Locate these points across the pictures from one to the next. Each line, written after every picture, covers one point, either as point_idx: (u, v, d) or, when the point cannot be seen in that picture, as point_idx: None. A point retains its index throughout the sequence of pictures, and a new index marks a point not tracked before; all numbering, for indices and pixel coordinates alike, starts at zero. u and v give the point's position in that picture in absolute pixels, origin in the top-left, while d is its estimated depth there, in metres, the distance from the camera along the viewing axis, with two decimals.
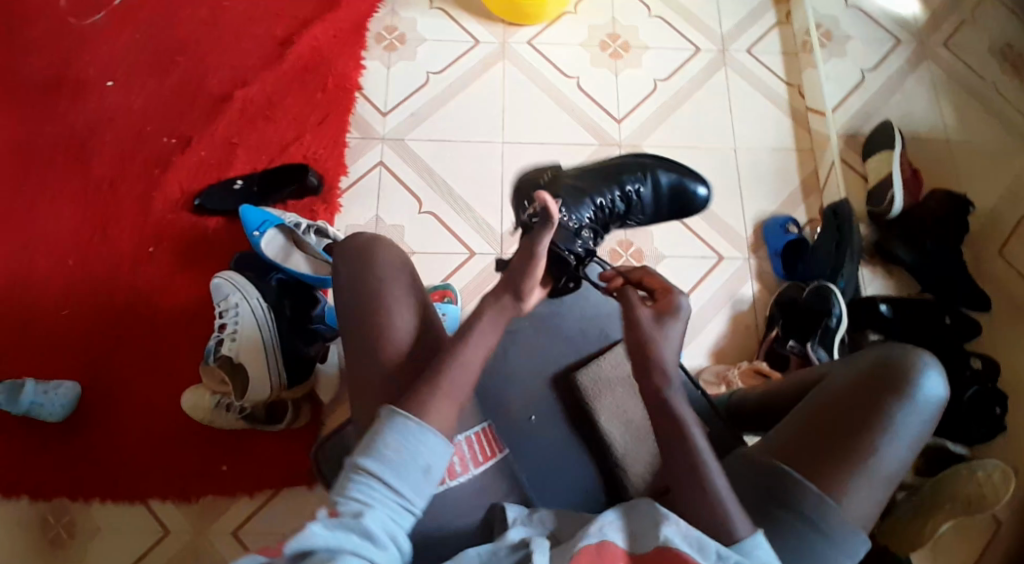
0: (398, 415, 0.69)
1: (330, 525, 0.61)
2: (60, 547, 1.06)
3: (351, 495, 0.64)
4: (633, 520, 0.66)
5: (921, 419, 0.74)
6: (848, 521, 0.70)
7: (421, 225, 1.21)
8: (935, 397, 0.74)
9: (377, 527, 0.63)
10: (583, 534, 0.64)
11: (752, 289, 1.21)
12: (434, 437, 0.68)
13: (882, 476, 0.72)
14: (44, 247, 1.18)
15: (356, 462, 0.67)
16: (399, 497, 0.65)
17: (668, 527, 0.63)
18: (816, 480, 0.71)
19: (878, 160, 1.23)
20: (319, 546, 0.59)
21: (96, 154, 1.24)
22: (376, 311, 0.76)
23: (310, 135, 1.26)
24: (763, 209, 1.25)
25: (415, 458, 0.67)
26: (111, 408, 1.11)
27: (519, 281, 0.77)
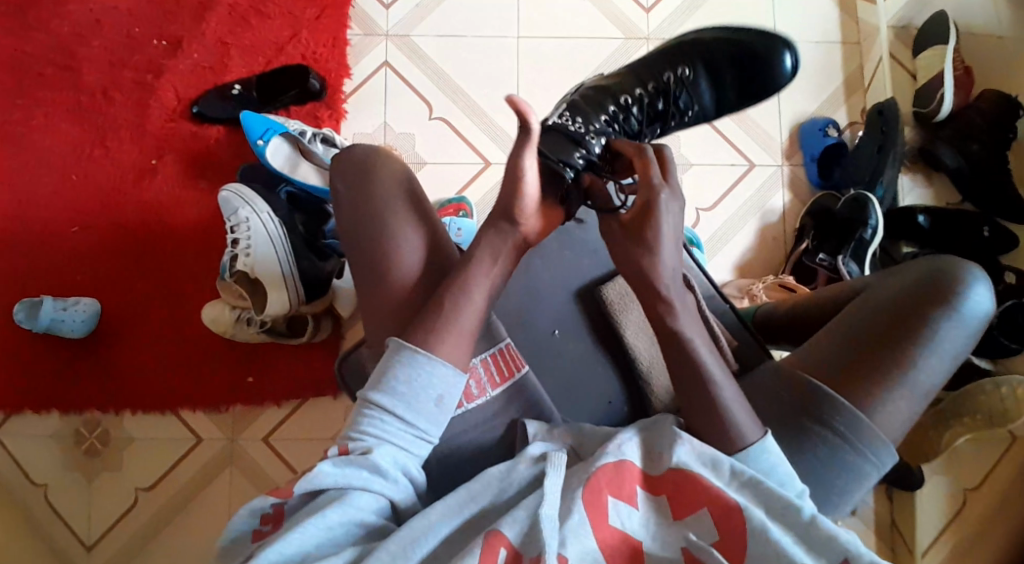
0: (406, 347, 0.67)
1: (338, 463, 0.63)
2: (101, 455, 1.11)
3: (364, 430, 0.65)
4: (649, 440, 0.68)
5: (960, 336, 0.78)
6: (879, 433, 0.76)
7: (432, 133, 1.15)
8: (974, 315, 0.78)
9: (387, 461, 0.64)
10: (601, 452, 0.65)
11: (784, 199, 1.15)
12: (446, 367, 0.67)
13: (913, 391, 0.77)
14: (44, 161, 1.14)
15: (367, 395, 0.66)
16: (411, 427, 0.66)
17: (681, 449, 0.65)
18: (848, 394, 0.77)
19: (929, 55, 1.11)
20: (330, 485, 0.61)
21: (82, 59, 1.16)
22: (382, 236, 0.73)
23: (307, 32, 1.16)
24: (800, 110, 1.17)
25: (425, 388, 0.67)
26: (132, 325, 1.12)
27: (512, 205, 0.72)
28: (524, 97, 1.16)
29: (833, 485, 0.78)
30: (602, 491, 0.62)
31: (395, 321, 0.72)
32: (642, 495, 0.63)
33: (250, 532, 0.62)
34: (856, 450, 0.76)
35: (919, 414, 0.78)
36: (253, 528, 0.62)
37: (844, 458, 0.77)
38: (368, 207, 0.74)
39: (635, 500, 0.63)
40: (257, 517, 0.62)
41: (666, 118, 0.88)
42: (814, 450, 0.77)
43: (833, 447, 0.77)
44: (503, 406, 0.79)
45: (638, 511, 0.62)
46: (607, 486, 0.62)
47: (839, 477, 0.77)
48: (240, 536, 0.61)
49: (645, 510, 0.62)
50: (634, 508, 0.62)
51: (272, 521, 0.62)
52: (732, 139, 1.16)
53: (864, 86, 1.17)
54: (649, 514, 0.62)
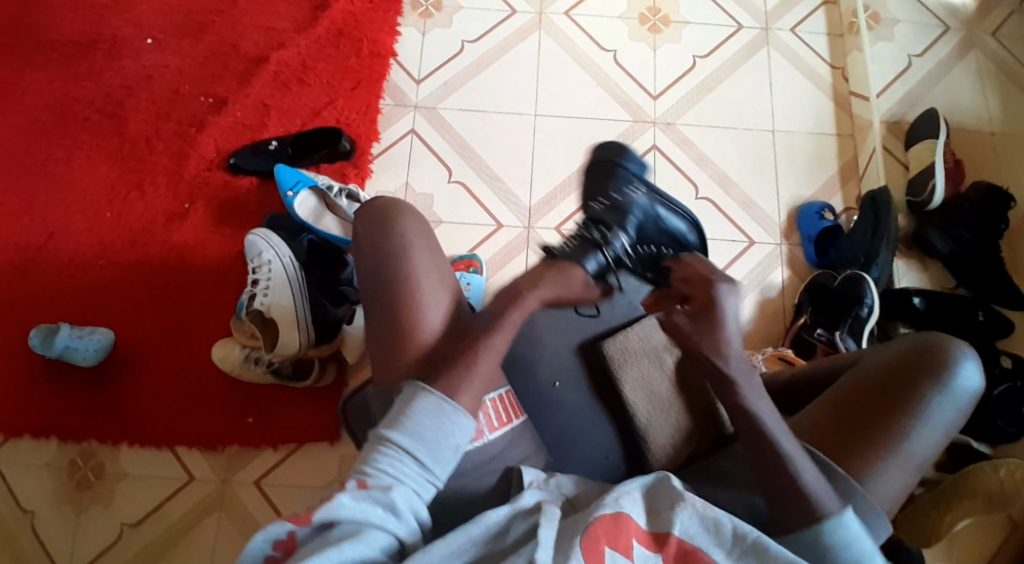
0: (430, 393, 0.70)
1: (358, 498, 0.63)
2: (89, 487, 1.10)
3: (381, 468, 0.66)
4: (648, 500, 0.70)
5: (955, 407, 0.79)
6: (874, 502, 0.76)
7: (451, 194, 1.22)
8: (970, 386, 0.79)
9: (403, 503, 0.65)
10: (600, 504, 0.67)
11: (782, 276, 1.20)
12: (465, 419, 0.71)
13: (907, 462, 0.77)
14: (83, 199, 1.21)
15: (385, 434, 0.68)
16: (426, 473, 0.68)
17: (685, 512, 0.67)
18: (842, 463, 0.77)
19: (921, 147, 1.20)
20: (347, 518, 0.61)
21: (133, 111, 1.26)
22: (400, 275, 0.77)
23: (342, 99, 1.26)
24: (797, 194, 1.24)
25: (445, 436, 0.69)
26: (140, 358, 1.15)
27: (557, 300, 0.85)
28: (538, 167, 1.24)
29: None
30: (601, 541, 0.64)
31: (398, 339, 0.76)
32: (638, 549, 0.65)
33: (261, 555, 0.59)
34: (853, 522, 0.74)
35: (913, 483, 0.78)
36: (265, 552, 0.59)
37: None
38: (387, 249, 0.78)
39: (631, 551, 0.64)
40: (269, 541, 0.59)
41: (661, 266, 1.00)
42: None
43: None
44: (502, 448, 0.80)
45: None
46: (605, 536, 0.64)
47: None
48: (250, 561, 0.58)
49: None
50: (629, 560, 0.64)
51: (285, 547, 0.59)
52: (732, 217, 1.22)
53: (858, 175, 1.25)
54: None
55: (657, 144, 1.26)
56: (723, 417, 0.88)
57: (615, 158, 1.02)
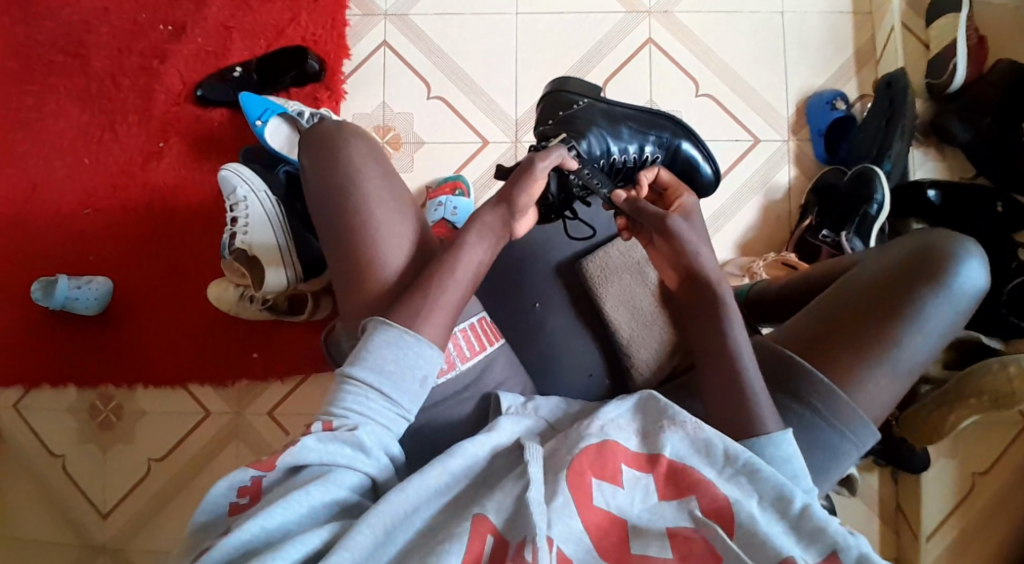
0: (389, 325, 0.69)
1: (323, 438, 0.65)
2: (112, 429, 1.15)
3: (348, 407, 0.67)
4: (638, 420, 0.71)
5: (952, 308, 0.75)
6: (861, 407, 0.74)
7: (431, 111, 1.15)
8: (969, 287, 0.75)
9: (371, 440, 0.66)
10: (585, 433, 0.68)
11: (789, 175, 1.13)
12: (429, 347, 0.70)
13: (898, 367, 0.75)
14: (59, 146, 1.18)
15: (348, 371, 0.68)
16: (394, 406, 0.68)
17: (676, 435, 0.68)
18: (828, 372, 0.75)
19: (942, 23, 1.07)
20: (313, 461, 0.63)
21: (93, 46, 1.19)
22: (354, 215, 0.74)
23: (306, 14, 1.17)
24: (807, 83, 1.14)
25: (411, 366, 0.69)
26: (140, 303, 1.16)
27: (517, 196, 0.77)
28: (522, 76, 1.15)
29: (813, 463, 0.76)
30: (585, 473, 0.65)
31: (370, 299, 0.74)
32: (627, 473, 0.66)
33: (226, 503, 0.63)
34: (837, 430, 0.75)
35: (904, 389, 0.76)
36: (230, 499, 0.63)
37: (823, 437, 0.75)
38: (335, 182, 0.74)
39: (620, 477, 0.65)
40: (235, 488, 0.63)
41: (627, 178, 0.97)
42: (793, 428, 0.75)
43: (813, 424, 0.75)
44: (474, 377, 0.78)
45: (622, 489, 0.65)
46: (591, 468, 0.65)
47: (817, 455, 0.75)
48: (214, 512, 0.62)
49: (630, 489, 0.65)
50: (618, 485, 0.65)
51: (250, 493, 0.63)
52: (735, 114, 1.14)
53: (876, 57, 1.13)
54: (635, 490, 0.65)
55: (652, 37, 1.16)
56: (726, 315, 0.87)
57: (573, 90, 0.99)
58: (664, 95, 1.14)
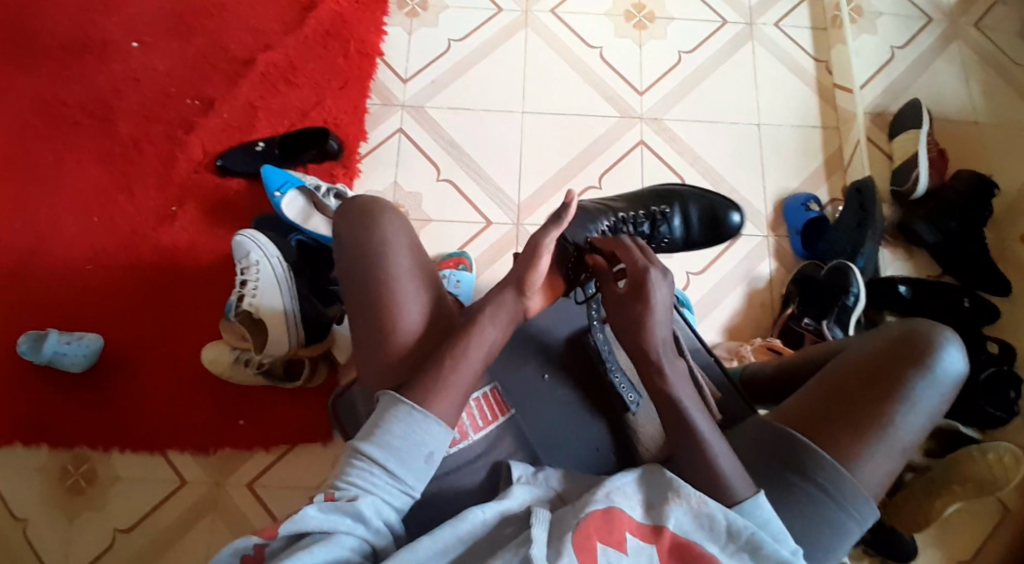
0: (399, 402, 0.70)
1: (324, 507, 0.64)
2: (80, 494, 1.09)
3: (352, 480, 0.67)
4: (642, 490, 0.69)
5: (941, 391, 0.77)
6: (861, 487, 0.74)
7: (439, 192, 1.22)
8: (955, 370, 0.78)
9: (371, 511, 0.65)
10: (590, 499, 0.66)
11: (770, 267, 1.21)
12: (436, 425, 0.70)
13: (893, 446, 0.75)
14: (71, 204, 1.21)
15: (358, 445, 0.69)
16: (399, 482, 0.68)
17: (679, 507, 0.66)
18: (830, 451, 0.75)
19: (904, 138, 1.22)
20: (313, 528, 0.62)
21: (120, 115, 1.26)
22: (381, 258, 0.78)
23: (329, 100, 1.27)
24: (783, 186, 1.24)
25: (415, 443, 0.69)
26: (130, 361, 1.14)
27: (524, 273, 0.79)
28: (527, 166, 1.24)
29: (815, 541, 0.75)
30: (592, 536, 0.62)
31: (392, 337, 0.76)
32: (631, 541, 0.63)
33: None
34: (838, 504, 0.74)
35: (899, 470, 0.76)
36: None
37: (826, 514, 0.74)
38: (370, 248, 0.78)
39: (624, 545, 0.63)
40: (238, 555, 0.63)
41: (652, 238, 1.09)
42: (797, 503, 0.74)
43: (817, 500, 0.74)
44: (487, 446, 0.80)
45: (627, 556, 0.62)
46: (596, 532, 0.63)
47: (819, 532, 0.75)
48: None
49: (634, 557, 0.62)
50: (623, 552, 0.62)
51: (252, 561, 0.63)
52: None
53: (843, 167, 1.26)
54: (639, 559, 0.63)
55: (645, 139, 1.27)
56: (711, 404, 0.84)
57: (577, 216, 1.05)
58: None
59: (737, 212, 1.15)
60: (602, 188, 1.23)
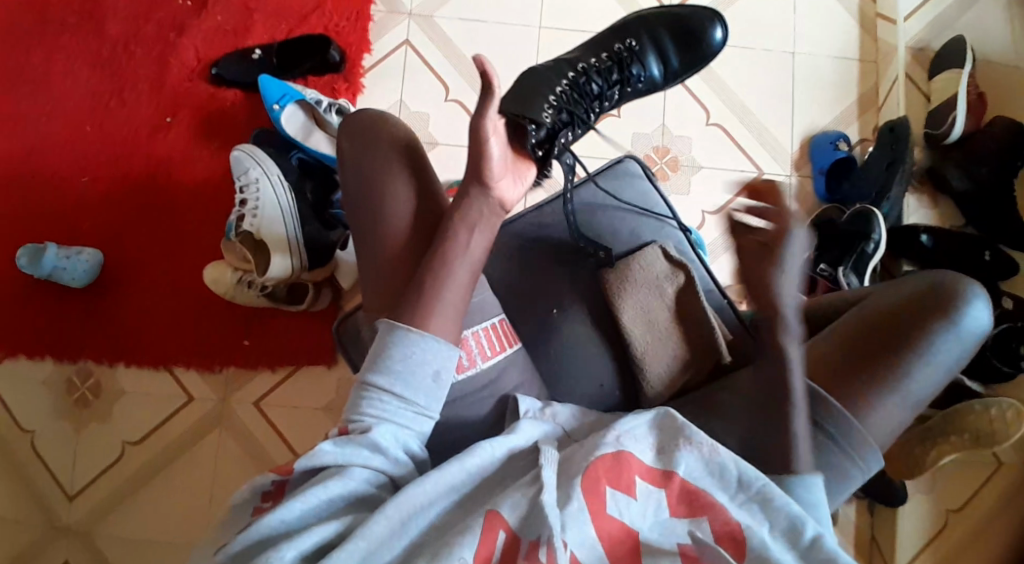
0: (397, 326, 0.68)
1: (339, 442, 0.64)
2: (88, 407, 1.11)
3: (363, 411, 0.66)
4: (656, 434, 0.67)
5: (961, 346, 0.76)
6: (870, 437, 0.73)
7: (447, 114, 1.16)
8: (978, 326, 0.76)
9: (388, 440, 0.65)
10: (599, 443, 0.65)
11: (789, 209, 1.16)
12: (437, 342, 0.68)
13: (906, 399, 0.75)
14: (61, 109, 1.15)
15: (364, 377, 0.67)
16: (411, 404, 0.67)
17: (690, 453, 0.65)
18: (843, 400, 0.74)
19: (945, 78, 1.14)
20: (329, 463, 0.63)
21: (107, 12, 1.17)
22: (382, 197, 0.76)
23: (331, 5, 1.17)
24: (812, 123, 1.18)
25: (419, 364, 0.67)
26: (131, 278, 1.12)
27: (483, 168, 0.74)
28: None
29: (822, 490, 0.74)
30: (600, 480, 0.62)
31: (399, 287, 0.73)
32: (640, 485, 0.63)
33: (250, 507, 0.63)
34: (847, 454, 0.73)
35: (909, 423, 0.76)
36: (255, 502, 0.63)
37: (833, 460, 0.73)
38: (370, 176, 0.77)
39: (632, 489, 0.63)
40: (259, 492, 0.63)
41: (622, 85, 0.93)
42: (807, 452, 0.74)
43: (825, 446, 0.73)
44: (493, 379, 0.76)
45: (635, 500, 0.62)
46: (606, 475, 0.62)
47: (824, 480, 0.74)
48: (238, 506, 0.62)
49: (642, 500, 0.62)
50: (631, 497, 0.62)
51: (273, 499, 0.63)
52: (742, 144, 1.17)
53: (878, 104, 1.18)
54: (647, 504, 0.63)
55: None
56: (721, 344, 0.84)
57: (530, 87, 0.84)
58: (676, 118, 1.18)
59: (718, 26, 0.99)
60: (620, 115, 1.17)
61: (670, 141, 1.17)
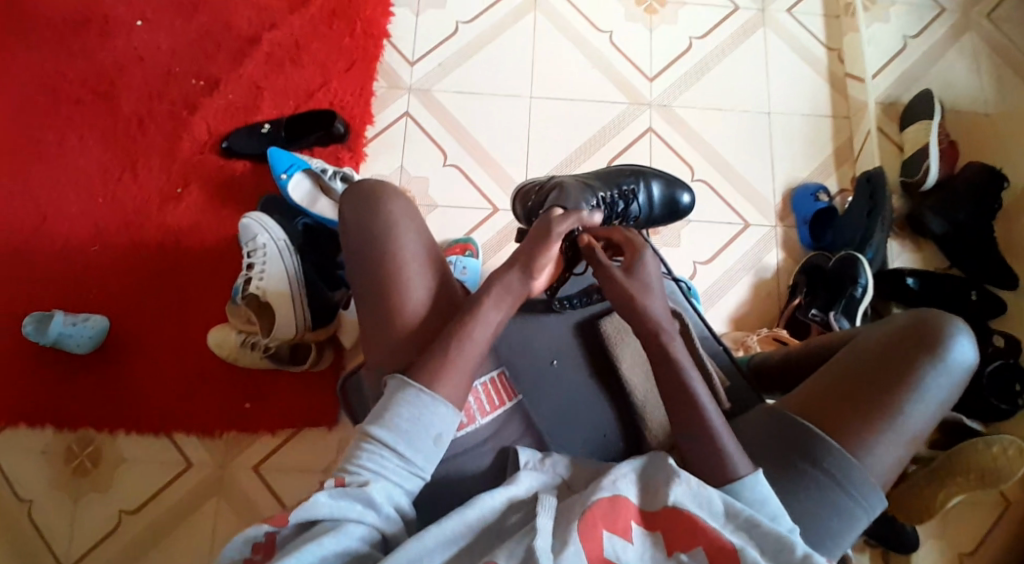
0: (408, 385, 0.70)
1: (334, 494, 0.63)
2: (86, 475, 1.10)
3: (362, 464, 0.66)
4: (644, 475, 0.67)
5: (949, 380, 0.76)
6: (868, 476, 0.73)
7: (446, 178, 1.22)
8: (964, 360, 0.77)
9: (382, 496, 0.64)
10: (596, 487, 0.65)
11: (777, 258, 1.20)
12: (443, 406, 0.69)
13: (901, 436, 0.75)
14: (74, 183, 1.20)
15: (367, 430, 0.68)
16: (407, 464, 0.67)
17: (678, 487, 0.64)
18: (837, 439, 0.74)
19: (917, 129, 1.20)
20: (323, 516, 0.61)
21: (124, 93, 1.24)
22: (389, 251, 0.77)
23: (336, 82, 1.26)
24: (793, 176, 1.24)
25: (425, 426, 0.69)
26: (135, 343, 1.14)
27: (534, 256, 0.77)
28: (535, 151, 1.23)
29: (823, 532, 0.74)
30: (598, 524, 0.61)
31: (402, 324, 0.75)
32: (636, 529, 0.63)
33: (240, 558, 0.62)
34: (846, 491, 0.73)
35: (906, 458, 0.76)
36: (245, 553, 0.62)
37: (833, 500, 0.73)
38: (378, 233, 0.77)
39: (630, 534, 0.62)
40: (249, 543, 0.62)
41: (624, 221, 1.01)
42: (805, 491, 0.74)
43: (823, 487, 0.73)
44: (494, 430, 0.79)
45: (632, 545, 0.61)
46: (602, 519, 0.62)
47: (823, 521, 0.74)
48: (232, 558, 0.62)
49: (639, 546, 0.62)
50: (628, 541, 0.62)
51: (265, 549, 0.62)
52: (728, 198, 1.23)
53: (853, 157, 1.25)
54: (644, 549, 0.62)
55: (653, 126, 1.26)
56: (721, 392, 0.84)
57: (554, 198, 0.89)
58: None
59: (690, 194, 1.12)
60: None
61: None
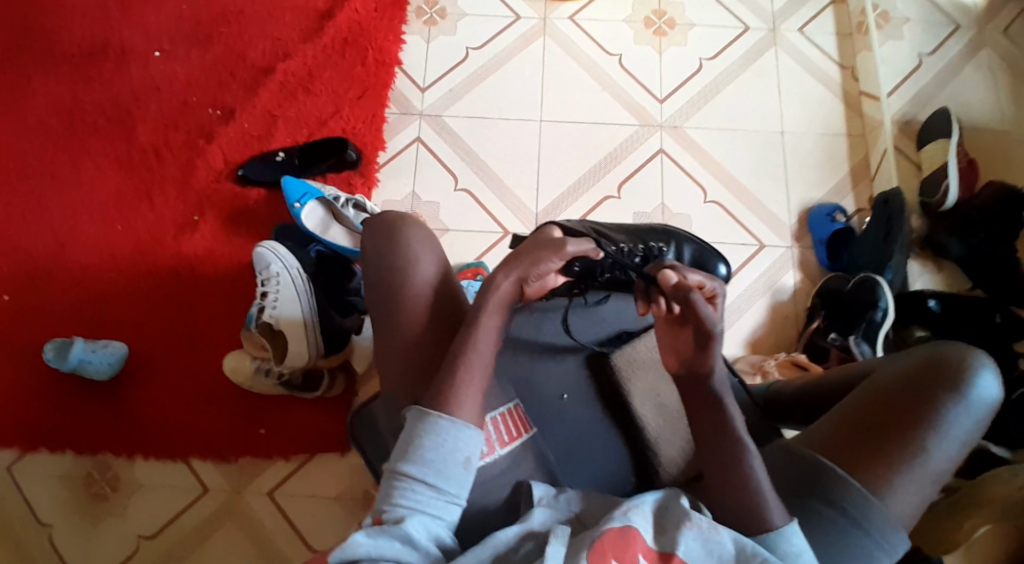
0: (427, 414, 0.69)
1: (371, 533, 0.64)
2: (105, 500, 1.11)
3: (397, 502, 0.67)
4: (658, 513, 0.66)
5: (973, 417, 0.74)
6: (891, 517, 0.71)
7: (457, 202, 1.22)
8: (988, 395, 0.74)
9: (419, 531, 0.65)
10: (607, 517, 0.64)
11: (793, 279, 1.18)
12: (466, 430, 0.69)
13: (925, 476, 0.72)
14: (95, 213, 1.23)
15: (396, 467, 0.69)
16: (442, 493, 0.68)
17: (689, 530, 0.63)
18: (858, 479, 0.72)
19: (933, 148, 1.18)
20: (362, 556, 0.63)
21: (143, 124, 1.27)
22: (402, 282, 0.78)
23: (348, 110, 1.27)
24: (807, 196, 1.22)
25: (449, 452, 0.68)
26: (152, 370, 1.16)
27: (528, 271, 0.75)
28: (543, 175, 1.23)
29: None
30: (607, 554, 0.60)
31: (407, 356, 0.76)
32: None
33: None
34: (867, 533, 0.71)
35: (930, 497, 0.73)
36: None
37: (854, 542, 0.71)
38: (395, 266, 0.78)
39: None
40: None
41: None
42: (826, 534, 0.71)
43: (843, 528, 0.71)
44: (511, 463, 0.76)
45: None
46: (611, 549, 0.60)
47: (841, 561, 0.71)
48: None
49: None
50: None
51: None
52: (742, 220, 1.21)
53: (870, 175, 1.23)
54: None
55: (663, 147, 1.25)
56: None
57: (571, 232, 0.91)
58: (675, 199, 1.22)
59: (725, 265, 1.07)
60: (620, 197, 1.22)
61: (670, 219, 1.21)
